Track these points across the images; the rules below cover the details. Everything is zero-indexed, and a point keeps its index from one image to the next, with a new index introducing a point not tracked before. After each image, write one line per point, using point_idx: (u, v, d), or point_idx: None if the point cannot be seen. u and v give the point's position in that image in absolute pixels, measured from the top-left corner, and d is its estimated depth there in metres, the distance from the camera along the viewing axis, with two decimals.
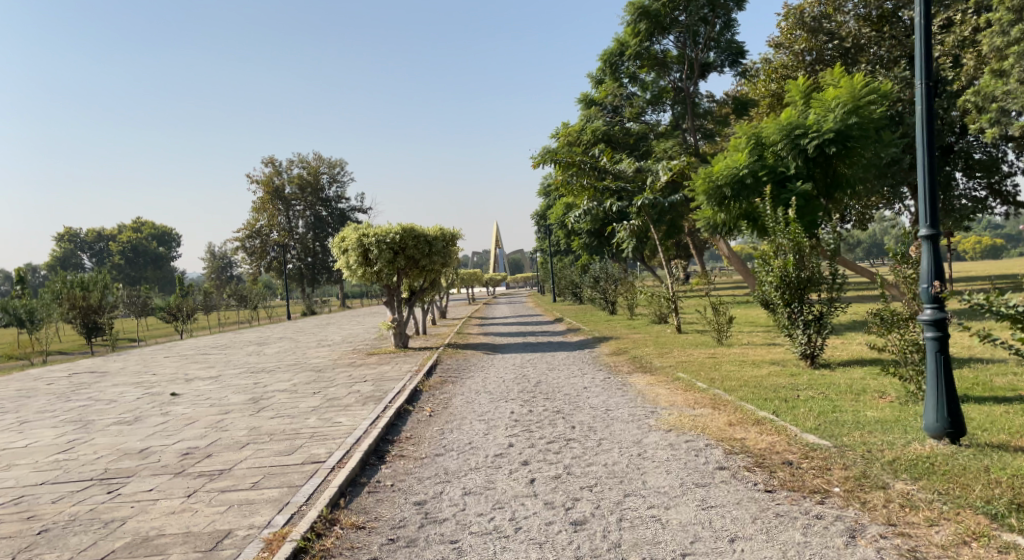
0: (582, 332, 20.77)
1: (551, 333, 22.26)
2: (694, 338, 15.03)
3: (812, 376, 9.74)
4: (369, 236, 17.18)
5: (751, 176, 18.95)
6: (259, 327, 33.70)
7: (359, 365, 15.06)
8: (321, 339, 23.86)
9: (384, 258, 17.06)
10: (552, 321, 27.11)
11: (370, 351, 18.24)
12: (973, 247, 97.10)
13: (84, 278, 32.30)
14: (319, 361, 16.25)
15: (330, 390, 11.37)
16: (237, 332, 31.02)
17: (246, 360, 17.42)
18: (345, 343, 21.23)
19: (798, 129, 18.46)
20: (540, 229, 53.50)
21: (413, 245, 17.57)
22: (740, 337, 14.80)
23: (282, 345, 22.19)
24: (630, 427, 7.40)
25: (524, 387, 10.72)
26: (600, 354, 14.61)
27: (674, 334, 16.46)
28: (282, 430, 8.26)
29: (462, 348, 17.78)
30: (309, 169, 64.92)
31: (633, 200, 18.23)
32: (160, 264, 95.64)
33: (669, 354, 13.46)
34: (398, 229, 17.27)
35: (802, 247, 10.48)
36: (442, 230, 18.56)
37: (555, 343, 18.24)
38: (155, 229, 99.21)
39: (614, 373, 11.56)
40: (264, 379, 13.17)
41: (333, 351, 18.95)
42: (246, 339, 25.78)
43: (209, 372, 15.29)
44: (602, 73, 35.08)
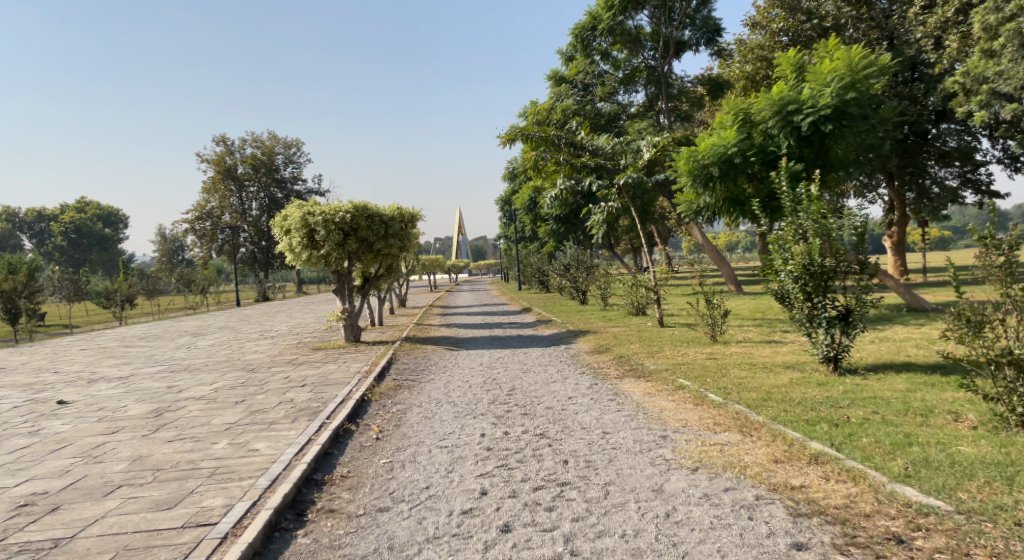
0: (554, 324, 18.94)
1: (519, 325, 20.39)
2: (684, 335, 13.26)
3: (845, 383, 7.95)
4: (315, 214, 14.97)
5: (738, 156, 17.10)
6: (201, 315, 31.01)
7: (300, 364, 12.94)
8: (265, 330, 21.57)
9: (332, 239, 14.88)
10: (519, 311, 25.24)
11: (316, 345, 16.12)
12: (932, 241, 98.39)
13: (8, 260, 29.25)
14: (255, 358, 14.05)
15: (255, 399, 9.29)
16: (176, 320, 28.34)
17: (171, 355, 15.09)
18: (291, 335, 19.02)
19: (791, 106, 16.39)
20: (506, 215, 51.38)
21: (366, 226, 15.43)
22: (735, 333, 13.07)
23: (220, 337, 19.86)
24: (643, 464, 5.56)
25: (496, 397, 8.79)
26: (579, 352, 12.79)
27: (659, 330, 14.71)
28: (174, 462, 6.19)
29: (421, 342, 15.79)
30: (262, 148, 61.48)
31: (614, 179, 16.19)
32: (106, 246, 90.91)
33: (659, 351, 11.67)
34: (348, 207, 15.11)
35: (829, 231, 8.67)
36: (399, 210, 16.47)
37: (526, 337, 16.38)
38: (99, 209, 94.02)
39: (601, 378, 9.71)
40: (182, 382, 11.03)
41: (275, 345, 16.77)
42: (181, 330, 23.25)
43: (122, 371, 12.98)
44: (573, 49, 32.73)
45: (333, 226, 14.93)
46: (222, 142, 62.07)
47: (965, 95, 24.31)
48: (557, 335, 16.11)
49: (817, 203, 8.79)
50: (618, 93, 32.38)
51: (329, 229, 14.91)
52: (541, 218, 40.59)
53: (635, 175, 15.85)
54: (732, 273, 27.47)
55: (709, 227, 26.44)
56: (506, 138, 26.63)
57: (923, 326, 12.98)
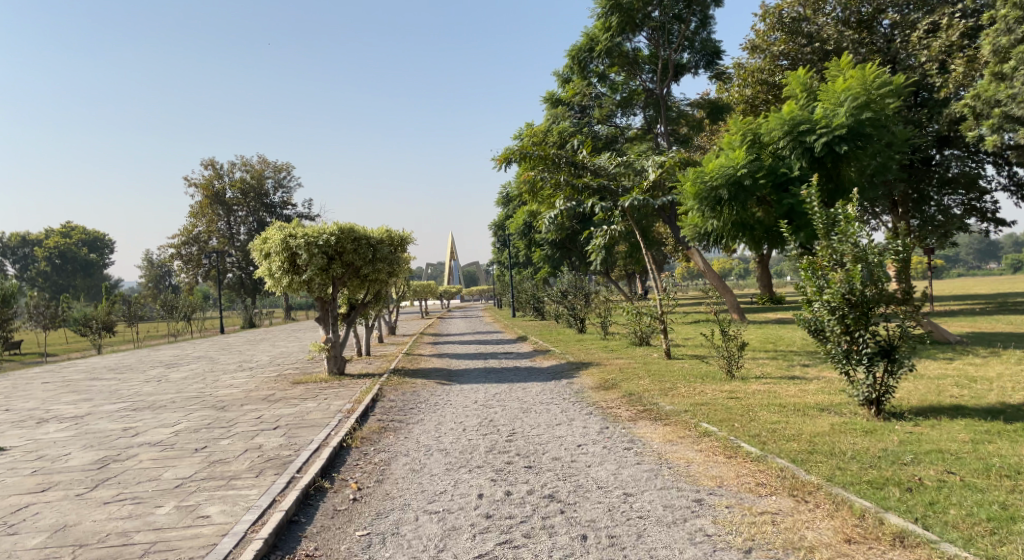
0: (551, 355, 17.84)
1: (514, 355, 19.27)
2: (695, 370, 12.21)
3: (896, 431, 6.93)
4: (296, 236, 13.93)
5: (747, 177, 16.08)
6: (182, 344, 29.69)
7: (277, 401, 11.80)
8: (245, 361, 20.34)
9: (315, 264, 13.83)
10: (514, 340, 24.16)
11: (296, 377, 14.95)
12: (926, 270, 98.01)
13: None
14: (228, 393, 12.89)
15: (219, 445, 8.17)
16: (154, 349, 27.02)
17: (138, 390, 13.89)
18: (272, 366, 17.83)
19: (804, 125, 15.83)
20: (498, 241, 50.51)
21: (352, 249, 14.41)
22: (751, 368, 12.01)
23: (196, 368, 18.63)
24: (679, 543, 4.51)
25: (495, 444, 7.71)
26: (582, 388, 11.69)
27: (666, 363, 13.62)
28: (103, 536, 5.08)
29: (410, 375, 14.64)
30: (251, 173, 60.57)
31: (618, 201, 15.34)
32: (91, 272, 89.29)
33: (671, 388, 10.59)
34: (333, 229, 14.09)
35: (871, 257, 7.72)
36: (387, 232, 15.47)
37: (523, 369, 15.27)
38: (85, 233, 92.46)
39: (612, 420, 8.63)
40: (141, 423, 9.87)
41: (253, 378, 15.58)
42: (156, 360, 21.95)
43: (80, 408, 11.79)
44: (570, 71, 32.23)
45: (316, 249, 13.90)
46: (212, 166, 61.16)
47: (975, 119, 23.68)
48: (557, 368, 15.00)
49: (854, 225, 7.86)
50: (616, 116, 31.91)
51: (313, 253, 13.88)
52: (536, 243, 39.70)
53: (642, 196, 14.96)
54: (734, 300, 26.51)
55: (711, 253, 25.57)
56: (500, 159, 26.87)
57: (954, 361, 11.98)
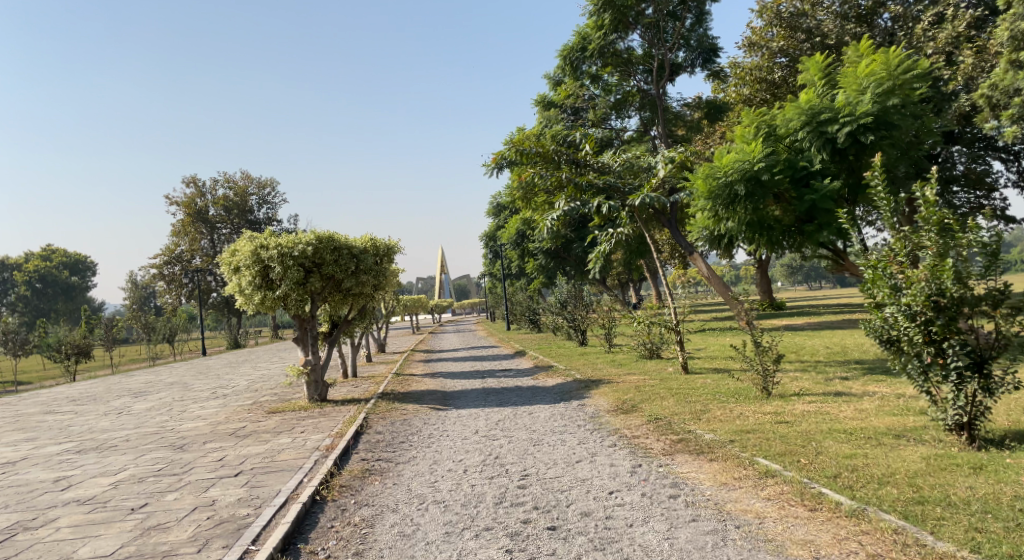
0: (555, 371, 16.33)
1: (514, 372, 17.78)
2: (724, 387, 10.72)
3: (1011, 467, 5.51)
4: (268, 247, 12.42)
5: (766, 172, 14.73)
6: (159, 369, 27.93)
7: (248, 436, 10.27)
8: (222, 386, 18.72)
9: (290, 277, 12.32)
10: (512, 355, 22.65)
11: (273, 405, 13.36)
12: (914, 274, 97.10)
13: None
14: (193, 428, 11.34)
15: (163, 501, 6.65)
16: (127, 376, 25.29)
17: (92, 427, 12.29)
18: (248, 393, 16.21)
19: (824, 114, 14.60)
20: (490, 252, 49.05)
21: (332, 260, 12.90)
22: (788, 384, 10.53)
23: (165, 397, 16.98)
24: None
25: (505, 493, 6.24)
26: (597, 412, 10.17)
27: (687, 380, 12.14)
28: None
29: (399, 399, 13.07)
30: (235, 189, 58.92)
31: (627, 201, 13.98)
32: (73, 296, 87.00)
33: (704, 411, 9.11)
34: (309, 238, 12.60)
35: (959, 247, 6.33)
36: (371, 240, 13.99)
37: (526, 389, 13.73)
38: (66, 256, 90.17)
39: (643, 455, 7.17)
40: (79, 472, 8.31)
41: (225, 407, 13.98)
42: (126, 388, 20.27)
43: (18, 451, 10.21)
44: (562, 72, 31.22)
45: (291, 261, 12.40)
46: (193, 183, 59.43)
47: (991, 110, 22.45)
48: (564, 387, 13.49)
49: (933, 210, 6.46)
50: (610, 118, 30.67)
51: (287, 266, 12.38)
52: (530, 253, 38.35)
53: (652, 195, 13.62)
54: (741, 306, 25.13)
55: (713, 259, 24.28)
56: (490, 164, 26.24)
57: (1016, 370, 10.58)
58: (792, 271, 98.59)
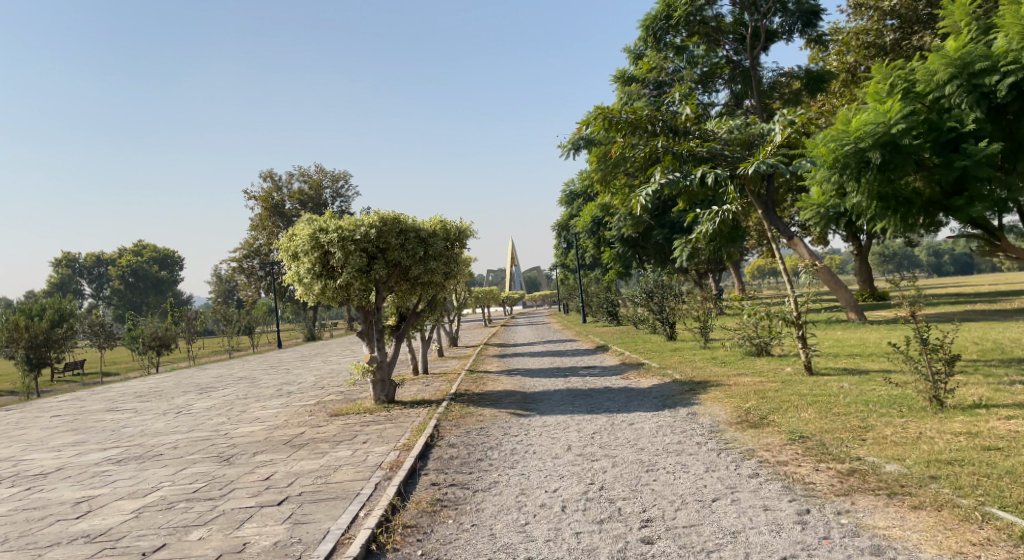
0: (648, 370, 14.41)
1: (600, 370, 15.99)
2: (874, 397, 8.61)
3: None
4: (328, 231, 11.07)
5: (907, 136, 12.35)
6: (233, 362, 27.43)
7: (304, 445, 8.93)
8: (289, 383, 17.65)
9: (352, 264, 10.95)
10: (595, 350, 20.83)
11: (337, 406, 12.06)
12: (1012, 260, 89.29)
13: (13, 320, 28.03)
14: (247, 434, 10.12)
15: (185, 542, 5.29)
16: (200, 370, 24.86)
17: (144, 430, 11.27)
18: (313, 391, 15.01)
19: (979, 63, 12.03)
20: (563, 242, 47.16)
21: (398, 245, 11.46)
22: (963, 393, 8.34)
23: (229, 394, 16.01)
24: None
25: (625, 551, 4.56)
26: (716, 425, 8.25)
27: (818, 385, 10.06)
28: None
29: (475, 402, 11.51)
30: (309, 183, 59.17)
31: (738, 170, 11.94)
32: (162, 290, 90.45)
33: (865, 428, 7.09)
34: (373, 220, 11.20)
35: None
36: (441, 223, 12.52)
37: (618, 391, 11.90)
38: (155, 251, 93.42)
39: (807, 493, 5.31)
40: (107, 491, 7.10)
41: (286, 407, 12.76)
42: (194, 382, 19.58)
43: (58, 459, 9.21)
44: (643, 44, 28.85)
45: (353, 246, 11.02)
46: (270, 178, 60.05)
47: None
48: (664, 390, 11.57)
49: None
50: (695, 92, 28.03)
51: (349, 251, 11.01)
52: (607, 241, 36.33)
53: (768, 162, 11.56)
54: (848, 293, 22.47)
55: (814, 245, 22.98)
56: (566, 145, 25.58)
57: None
58: (885, 258, 92.19)
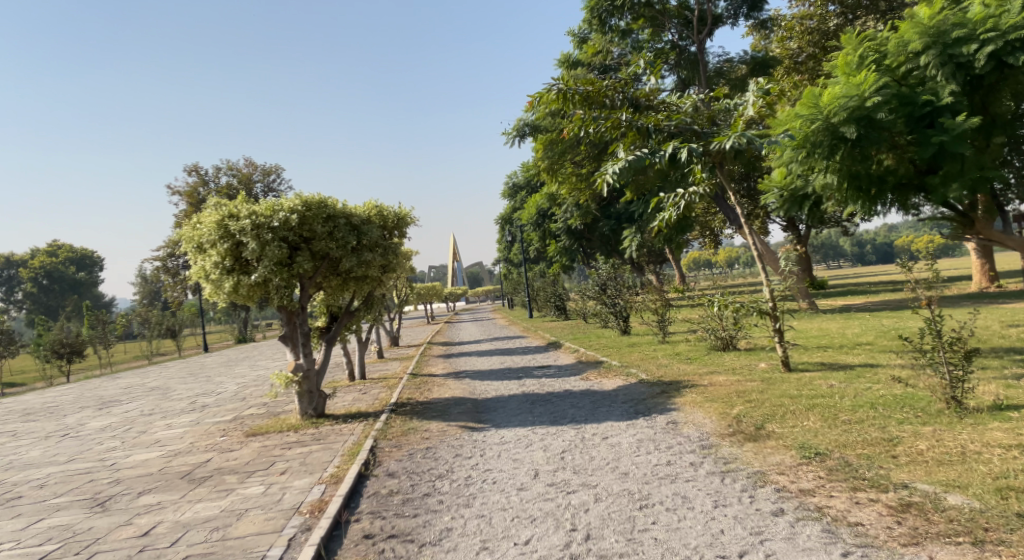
0: (609, 369, 13.13)
1: (555, 369, 14.66)
2: (879, 400, 7.52)
3: None
4: (240, 216, 9.26)
5: (881, 110, 11.40)
6: (148, 371, 24.92)
7: (206, 479, 7.21)
8: (205, 393, 15.60)
9: (269, 256, 9.18)
10: (546, 348, 19.53)
11: (255, 424, 10.28)
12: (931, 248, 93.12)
13: None
14: (139, 464, 8.31)
15: None
16: (110, 380, 22.32)
17: (13, 461, 9.27)
18: (231, 403, 13.10)
19: (954, 31, 11.31)
20: (506, 235, 45.73)
21: (327, 233, 9.74)
22: (980, 392, 7.30)
23: (132, 409, 13.90)
24: None
25: None
26: (707, 438, 6.96)
27: (806, 385, 8.95)
28: None
29: (418, 414, 9.96)
30: (237, 176, 56.00)
31: (710, 145, 10.72)
32: (79, 292, 84.85)
33: (890, 440, 5.92)
34: (294, 203, 9.44)
35: None
36: (376, 208, 10.88)
37: (581, 397, 10.54)
38: (71, 251, 87.17)
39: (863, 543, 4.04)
40: None
41: (195, 426, 10.86)
42: (96, 395, 17.23)
43: None
44: (588, 26, 27.65)
45: (271, 236, 9.25)
46: (193, 171, 56.34)
47: None
48: (632, 393, 10.27)
49: None
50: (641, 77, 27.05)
51: (266, 241, 9.23)
52: (552, 233, 35.15)
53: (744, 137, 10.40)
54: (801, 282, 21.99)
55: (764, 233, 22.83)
56: (510, 131, 24.27)
57: None
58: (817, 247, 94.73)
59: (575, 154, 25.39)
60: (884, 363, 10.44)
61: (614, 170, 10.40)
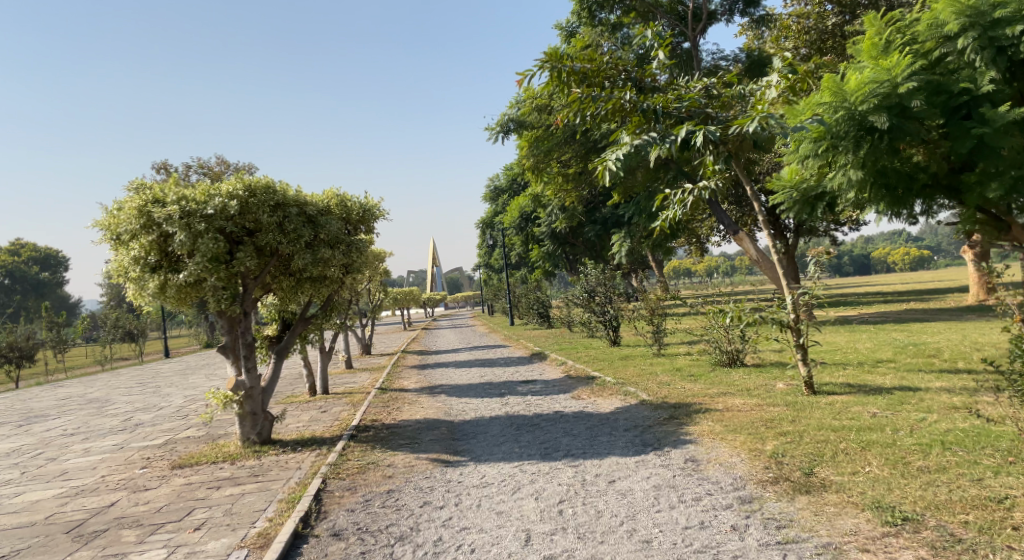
0: (603, 387, 11.65)
1: (541, 385, 13.17)
2: (947, 438, 6.14)
3: None
4: (167, 201, 7.59)
5: (916, 97, 10.24)
6: (96, 380, 22.89)
7: (101, 536, 5.61)
8: (146, 408, 13.80)
9: (202, 251, 7.55)
10: (528, 359, 18.05)
11: (188, 452, 8.63)
12: (905, 258, 92.89)
13: None
14: (26, 508, 6.64)
15: None
16: (49, 390, 20.29)
17: None
18: (169, 422, 11.37)
19: (994, 13, 10.41)
20: (486, 240, 44.09)
21: (274, 225, 8.10)
22: None
23: (54, 427, 12.06)
24: None
25: None
26: (743, 487, 5.53)
27: (844, 415, 7.56)
28: None
29: (383, 441, 8.42)
30: (208, 175, 53.75)
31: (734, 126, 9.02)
32: (43, 293, 81.58)
33: (996, 501, 4.57)
34: (234, 187, 7.82)
35: None
36: (338, 198, 9.31)
37: (573, 422, 9.05)
38: (35, 250, 83.70)
39: None
40: None
41: (116, 453, 9.14)
42: (24, 409, 15.32)
43: None
44: (577, 19, 26.20)
45: (205, 227, 7.63)
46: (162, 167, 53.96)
47: None
48: (635, 418, 8.80)
49: None
50: None
51: (198, 232, 7.60)
52: (536, 238, 33.68)
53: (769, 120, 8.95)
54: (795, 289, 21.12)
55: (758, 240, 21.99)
56: (494, 126, 22.80)
57: None
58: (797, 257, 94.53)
59: (562, 153, 23.71)
60: (921, 385, 9.11)
61: (617, 158, 8.72)
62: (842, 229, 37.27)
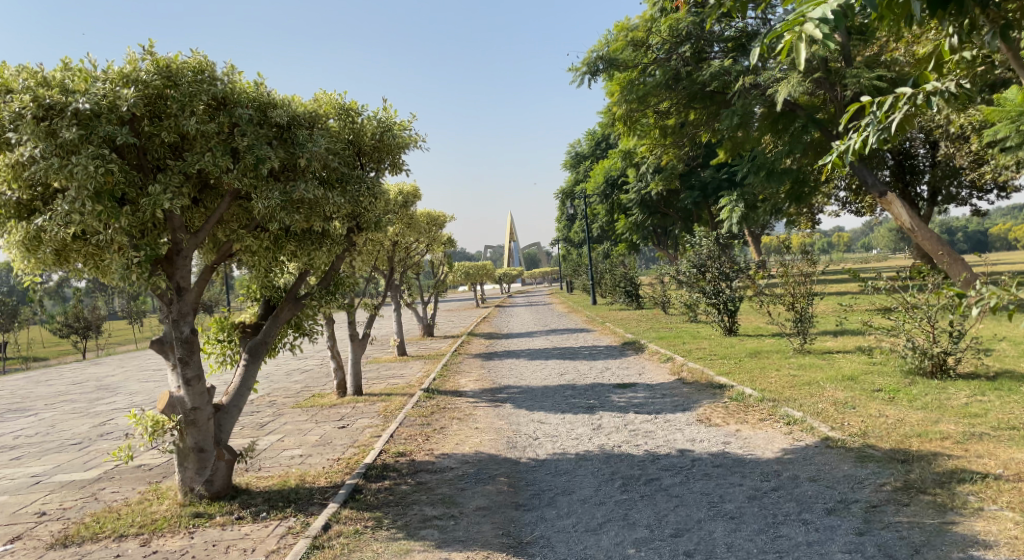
0: (742, 405, 7.88)
1: (643, 392, 9.52)
2: None
3: None
4: (21, 90, 4.31)
5: None
6: (137, 360, 20.71)
7: None
8: (142, 407, 10.95)
9: (77, 177, 4.26)
10: (619, 351, 14.37)
11: (104, 506, 5.48)
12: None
13: None
14: None
15: None
16: (77, 371, 18.07)
17: None
18: None
19: None
20: (567, 210, 40.27)
21: (213, 138, 4.75)
22: None
23: (9, 432, 9.27)
24: None
25: None
26: None
27: None
28: None
29: (400, 509, 5.02)
30: None
31: None
32: None
33: None
34: (140, 68, 4.48)
35: None
36: (343, 111, 5.99)
37: (719, 480, 5.37)
38: None
39: None
40: None
41: (20, 493, 6.15)
42: (20, 398, 12.87)
43: None
44: None
45: (84, 136, 4.35)
46: None
47: None
48: (831, 482, 5.03)
49: None
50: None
51: (73, 145, 4.31)
52: (622, 207, 29.53)
53: None
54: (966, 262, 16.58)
55: (904, 208, 17.69)
56: (580, 67, 18.77)
57: None
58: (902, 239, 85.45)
59: (660, 99, 19.45)
60: None
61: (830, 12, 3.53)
62: (985, 196, 31.50)
